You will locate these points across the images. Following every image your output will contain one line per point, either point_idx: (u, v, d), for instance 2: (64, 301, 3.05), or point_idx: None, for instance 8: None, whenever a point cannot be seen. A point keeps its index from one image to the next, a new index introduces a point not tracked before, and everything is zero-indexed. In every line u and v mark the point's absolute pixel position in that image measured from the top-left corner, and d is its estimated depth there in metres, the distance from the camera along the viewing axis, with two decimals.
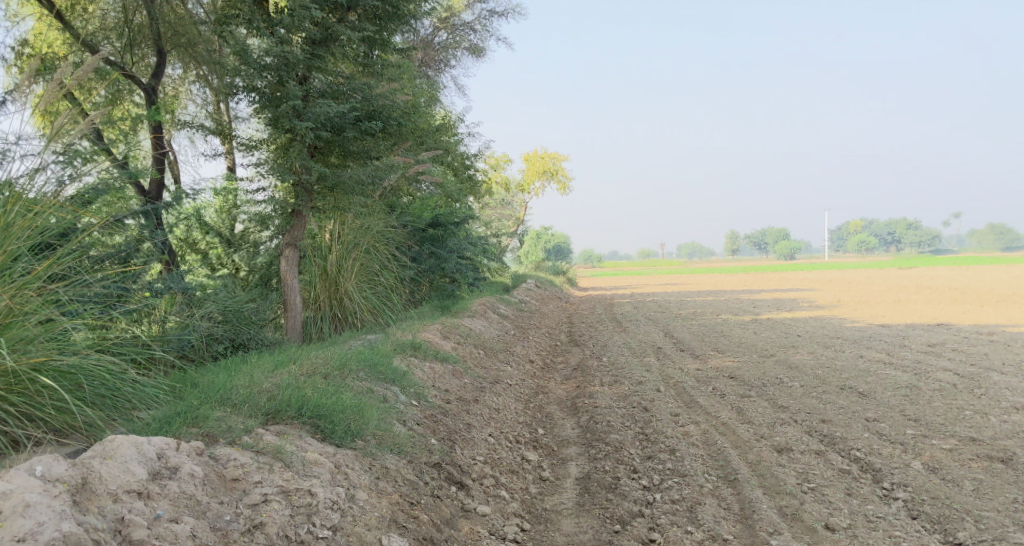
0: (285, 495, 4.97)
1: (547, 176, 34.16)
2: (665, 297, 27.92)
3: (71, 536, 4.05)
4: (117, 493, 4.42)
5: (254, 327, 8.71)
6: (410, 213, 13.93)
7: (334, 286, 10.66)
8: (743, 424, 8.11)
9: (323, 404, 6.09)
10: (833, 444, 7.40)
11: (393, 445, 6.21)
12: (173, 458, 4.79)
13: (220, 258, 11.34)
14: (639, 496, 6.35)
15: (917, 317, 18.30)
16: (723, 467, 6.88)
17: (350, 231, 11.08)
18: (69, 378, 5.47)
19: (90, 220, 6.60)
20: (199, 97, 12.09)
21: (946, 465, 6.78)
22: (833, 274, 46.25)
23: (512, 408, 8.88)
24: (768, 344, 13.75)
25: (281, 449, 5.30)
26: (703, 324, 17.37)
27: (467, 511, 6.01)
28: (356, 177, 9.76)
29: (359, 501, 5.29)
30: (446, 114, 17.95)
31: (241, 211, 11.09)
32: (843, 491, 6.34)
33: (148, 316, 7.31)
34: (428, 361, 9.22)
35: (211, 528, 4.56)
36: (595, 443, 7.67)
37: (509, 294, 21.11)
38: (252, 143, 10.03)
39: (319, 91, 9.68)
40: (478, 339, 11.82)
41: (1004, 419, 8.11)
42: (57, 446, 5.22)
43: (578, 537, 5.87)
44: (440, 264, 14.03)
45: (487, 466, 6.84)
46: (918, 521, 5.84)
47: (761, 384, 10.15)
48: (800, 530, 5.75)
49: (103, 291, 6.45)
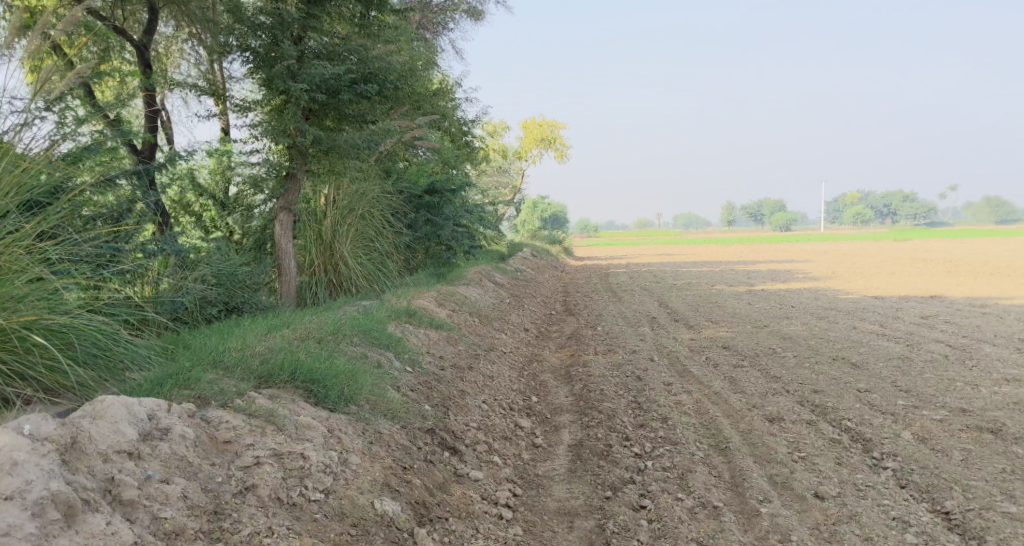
0: (277, 458, 4.98)
1: (546, 143, 33.98)
2: (660, 267, 27.96)
3: (59, 494, 4.05)
4: (107, 453, 4.41)
5: (248, 291, 8.69)
6: (407, 179, 13.86)
7: (329, 252, 10.64)
8: (735, 393, 8.14)
9: (316, 369, 6.10)
10: (825, 414, 7.45)
11: (386, 410, 6.23)
12: (164, 420, 4.79)
13: (214, 222, 11.06)
14: (630, 463, 6.39)
15: (911, 289, 18.42)
16: (715, 435, 6.92)
17: (345, 197, 11.02)
18: (60, 337, 5.46)
19: (83, 178, 6.58)
20: (191, 56, 11.93)
21: (936, 436, 6.83)
22: (830, 246, 46.41)
23: (506, 376, 8.91)
24: (762, 315, 13.80)
25: (274, 412, 5.31)
26: (697, 294, 17.40)
27: (459, 476, 6.04)
28: (351, 141, 9.70)
29: (352, 465, 5.30)
30: (444, 78, 17.78)
31: (236, 172, 10.92)
32: (834, 460, 6.39)
33: (141, 278, 7.25)
34: (423, 328, 9.22)
35: (203, 490, 4.57)
36: (588, 411, 7.71)
37: (505, 263, 21.08)
38: (246, 105, 9.96)
39: (314, 51, 9.57)
40: (473, 307, 11.83)
41: (994, 390, 8.17)
42: (47, 405, 5.22)
43: (570, 502, 5.92)
44: (435, 232, 14.00)
45: (481, 432, 6.87)
46: (906, 490, 5.88)
47: (754, 354, 10.19)
48: (789, 498, 5.79)
49: (94, 252, 6.41)
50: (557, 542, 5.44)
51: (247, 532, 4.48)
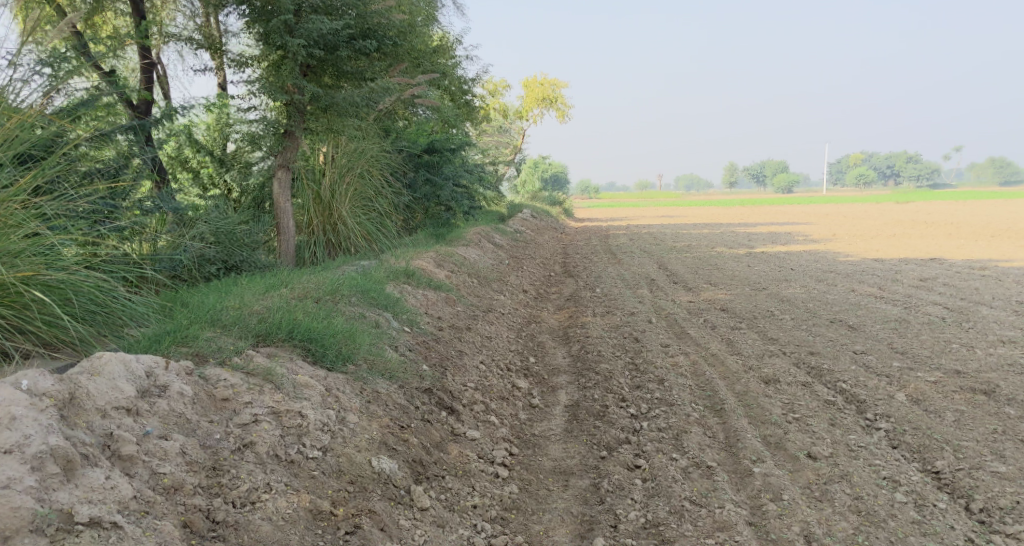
0: (275, 416, 5.03)
1: (547, 103, 33.69)
2: (661, 229, 27.92)
3: (58, 449, 4.06)
4: (105, 409, 4.44)
5: (247, 250, 8.68)
6: (407, 137, 13.76)
7: (327, 211, 10.63)
8: (732, 355, 8.21)
9: (314, 328, 6.12)
10: (820, 376, 7.50)
11: (384, 370, 6.27)
12: (162, 377, 4.82)
13: (211, 178, 10.90)
14: (626, 424, 6.45)
15: (911, 251, 18.67)
16: (710, 396, 6.98)
17: (344, 156, 10.97)
18: (58, 293, 5.48)
19: (77, 133, 6.61)
20: (187, 9, 11.29)
21: (929, 397, 6.88)
22: (831, 209, 46.32)
23: (504, 337, 8.97)
24: (761, 277, 13.81)
25: (272, 371, 5.35)
26: (696, 256, 17.40)
27: (457, 435, 6.11)
28: (350, 99, 9.69)
29: (350, 424, 5.35)
30: (444, 35, 17.59)
31: (233, 129, 10.83)
32: (828, 421, 6.45)
33: (138, 235, 7.25)
34: (421, 289, 9.22)
35: (202, 446, 4.62)
36: (585, 372, 7.76)
37: (505, 224, 21.05)
38: (243, 60, 9.88)
39: (311, 6, 9.46)
40: (472, 268, 11.83)
41: (989, 352, 8.22)
42: (46, 359, 5.26)
43: (566, 462, 5.99)
44: (434, 192, 13.96)
45: (478, 392, 6.92)
46: (898, 450, 5.95)
47: (752, 317, 10.23)
48: (782, 458, 5.85)
49: (90, 208, 6.42)
50: (552, 500, 5.51)
51: (245, 488, 4.52)
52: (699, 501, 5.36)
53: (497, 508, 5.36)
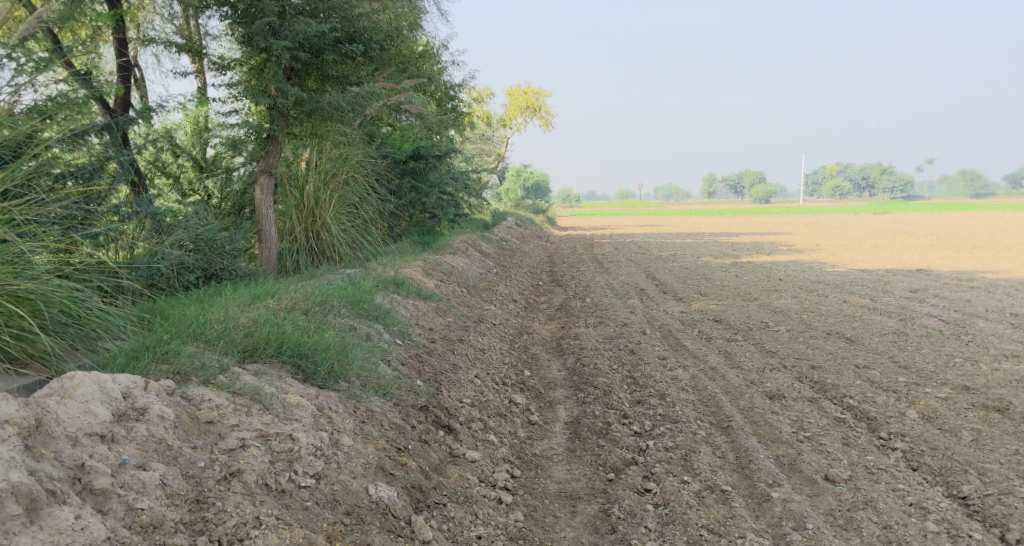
0: (264, 440, 4.67)
1: (530, 112, 33.45)
2: (646, 238, 27.75)
3: (20, 486, 3.69)
4: (76, 436, 4.06)
5: (228, 258, 8.27)
6: (390, 143, 13.41)
7: (311, 218, 10.25)
8: (732, 369, 7.93)
9: (304, 343, 5.76)
10: (826, 392, 7.23)
11: (377, 387, 5.91)
12: (140, 399, 4.45)
13: (191, 184, 10.42)
14: (630, 443, 6.14)
15: (892, 262, 18.37)
16: (716, 413, 6.69)
17: (327, 162, 10.65)
18: (27, 304, 5.10)
19: (50, 132, 6.29)
20: (165, 10, 10.66)
21: (942, 415, 6.63)
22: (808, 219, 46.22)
23: (497, 348, 8.64)
24: (751, 288, 13.56)
25: (260, 391, 4.99)
26: (682, 266, 17.12)
27: (456, 457, 5.75)
28: (334, 103, 9.35)
29: (344, 447, 4.99)
30: (430, 40, 17.27)
31: (214, 133, 10.43)
32: (841, 441, 6.16)
33: (114, 241, 6.92)
34: (411, 299, 8.88)
35: (184, 476, 4.24)
36: (583, 386, 7.45)
37: (489, 232, 20.78)
38: (225, 63, 9.50)
39: (296, 8, 9.10)
40: (460, 277, 11.49)
41: (995, 367, 8.00)
42: (14, 376, 4.86)
43: (571, 485, 5.66)
44: (420, 199, 13.64)
45: (475, 409, 6.57)
46: (919, 473, 5.67)
47: (747, 328, 9.97)
48: (800, 481, 5.55)
49: (63, 213, 6.06)
50: (560, 528, 5.17)
51: (232, 523, 4.14)
52: (717, 529, 5.05)
53: (503, 538, 5.01)
